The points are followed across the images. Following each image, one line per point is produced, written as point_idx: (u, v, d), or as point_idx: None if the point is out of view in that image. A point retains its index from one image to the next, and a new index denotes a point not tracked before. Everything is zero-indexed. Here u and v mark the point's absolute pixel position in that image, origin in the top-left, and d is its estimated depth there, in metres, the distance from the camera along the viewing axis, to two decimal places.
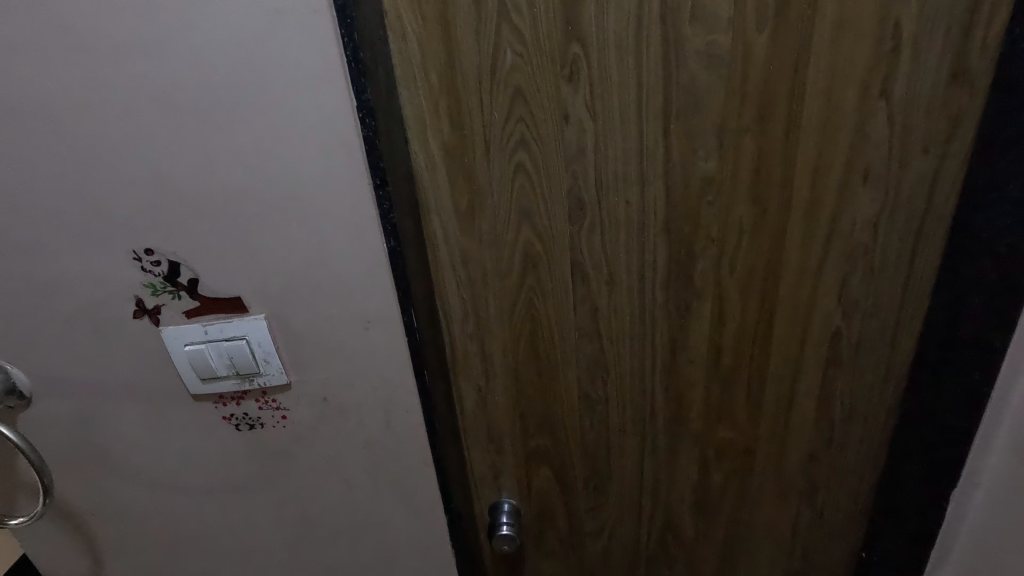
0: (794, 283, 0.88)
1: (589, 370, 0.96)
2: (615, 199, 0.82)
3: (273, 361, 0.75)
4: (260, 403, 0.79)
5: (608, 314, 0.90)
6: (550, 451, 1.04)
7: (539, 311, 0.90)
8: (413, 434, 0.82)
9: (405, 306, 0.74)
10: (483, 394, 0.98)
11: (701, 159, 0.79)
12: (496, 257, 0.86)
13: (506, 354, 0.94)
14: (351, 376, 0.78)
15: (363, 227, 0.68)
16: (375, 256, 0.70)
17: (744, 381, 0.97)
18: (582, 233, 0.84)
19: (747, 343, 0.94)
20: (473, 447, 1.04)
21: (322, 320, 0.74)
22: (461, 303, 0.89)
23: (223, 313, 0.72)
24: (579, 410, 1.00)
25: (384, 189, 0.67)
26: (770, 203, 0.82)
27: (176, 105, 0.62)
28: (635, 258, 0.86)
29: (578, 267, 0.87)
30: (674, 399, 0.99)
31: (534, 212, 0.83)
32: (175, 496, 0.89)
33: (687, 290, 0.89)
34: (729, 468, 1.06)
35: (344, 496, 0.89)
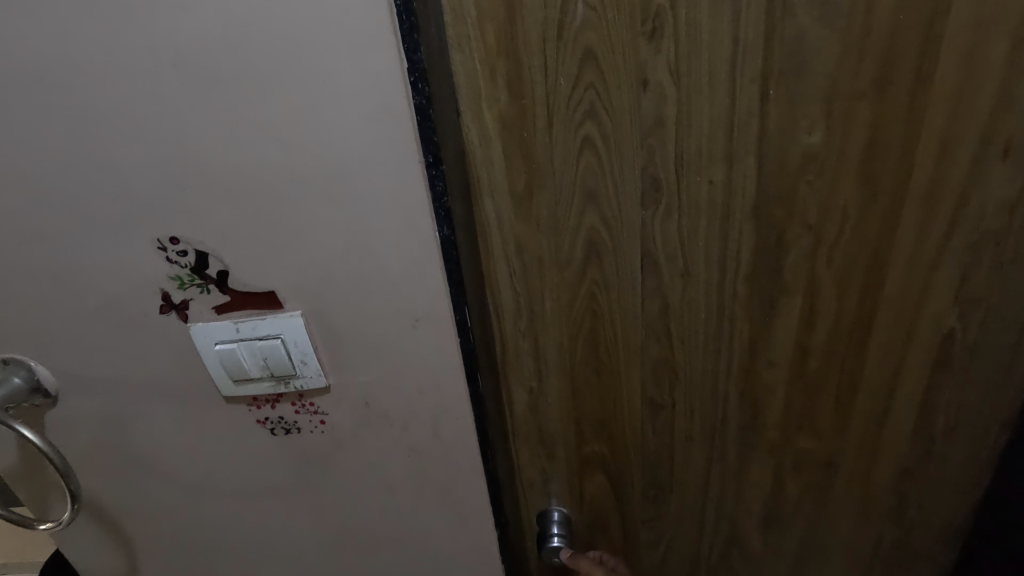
0: (903, 277, 0.76)
1: (655, 372, 0.86)
2: (697, 179, 0.71)
3: (310, 363, 0.68)
4: (296, 406, 0.72)
5: (680, 311, 0.80)
6: (607, 458, 0.95)
7: (602, 307, 0.80)
8: (463, 443, 0.74)
9: (458, 303, 0.64)
10: (535, 396, 0.89)
11: (803, 132, 0.67)
12: (556, 247, 0.76)
13: (562, 354, 0.85)
14: (395, 380, 0.69)
15: (413, 212, 0.59)
16: (425, 247, 0.61)
17: (833, 387, 0.86)
18: (655, 220, 0.74)
19: (840, 345, 0.82)
20: (521, 452, 0.95)
21: (365, 318, 0.65)
22: (514, 298, 0.80)
23: (256, 309, 0.65)
24: (641, 415, 0.90)
25: (438, 167, 0.58)
26: (882, 184, 0.70)
27: (201, 71, 0.53)
28: (716, 248, 0.75)
29: (649, 257, 0.76)
30: (750, 405, 0.88)
31: (601, 196, 0.72)
32: (208, 498, 0.84)
33: (774, 284, 0.78)
34: (807, 482, 0.95)
35: (386, 506, 0.82)
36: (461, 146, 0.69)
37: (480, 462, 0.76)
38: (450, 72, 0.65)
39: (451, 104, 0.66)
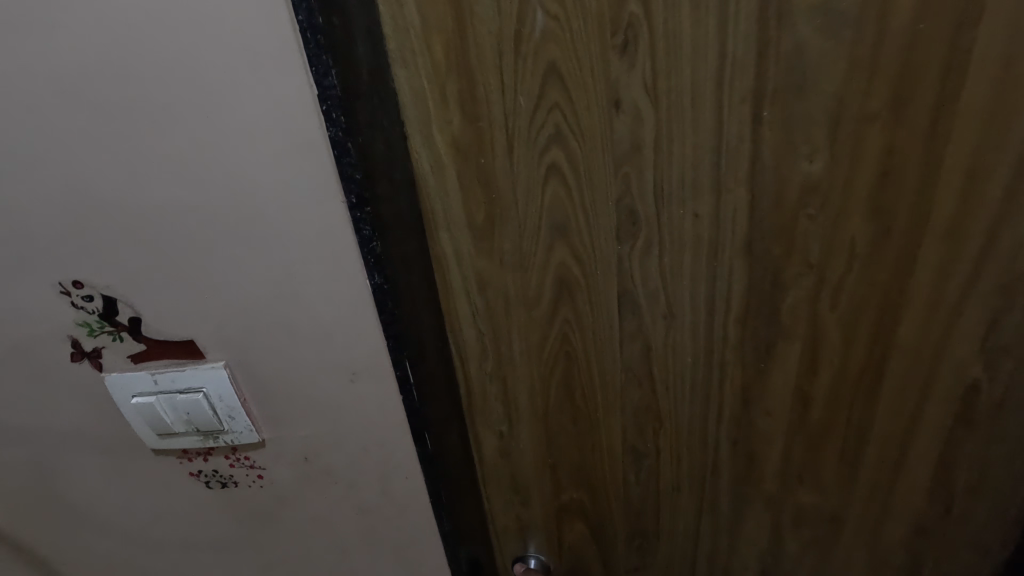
0: (919, 323, 0.66)
1: (637, 418, 0.77)
2: (680, 212, 0.62)
3: (239, 417, 0.60)
4: (230, 460, 0.65)
5: (665, 355, 0.72)
6: (586, 506, 0.87)
7: (575, 349, 0.72)
8: (416, 503, 0.66)
9: (399, 358, 0.56)
10: (506, 440, 0.81)
11: (803, 160, 0.58)
12: (522, 284, 0.67)
13: (533, 398, 0.77)
14: (335, 437, 0.62)
15: (341, 256, 0.52)
16: (357, 294, 0.53)
17: (838, 439, 0.76)
18: (634, 255, 0.65)
19: (846, 394, 0.73)
20: (493, 497, 0.88)
21: (296, 370, 0.58)
22: (478, 338, 0.72)
23: (176, 359, 0.58)
24: (623, 462, 0.82)
25: (364, 209, 0.49)
26: (896, 219, 0.60)
27: (86, 96, 0.46)
28: (704, 287, 0.66)
29: (628, 295, 0.68)
30: (744, 456, 0.79)
31: (571, 229, 0.64)
32: (147, 550, 0.77)
33: (771, 328, 0.68)
34: (808, 538, 0.86)
35: (335, 564, 0.74)
36: (410, 173, 0.61)
37: (436, 523, 0.68)
38: (393, 91, 0.57)
39: (393, 127, 0.57)
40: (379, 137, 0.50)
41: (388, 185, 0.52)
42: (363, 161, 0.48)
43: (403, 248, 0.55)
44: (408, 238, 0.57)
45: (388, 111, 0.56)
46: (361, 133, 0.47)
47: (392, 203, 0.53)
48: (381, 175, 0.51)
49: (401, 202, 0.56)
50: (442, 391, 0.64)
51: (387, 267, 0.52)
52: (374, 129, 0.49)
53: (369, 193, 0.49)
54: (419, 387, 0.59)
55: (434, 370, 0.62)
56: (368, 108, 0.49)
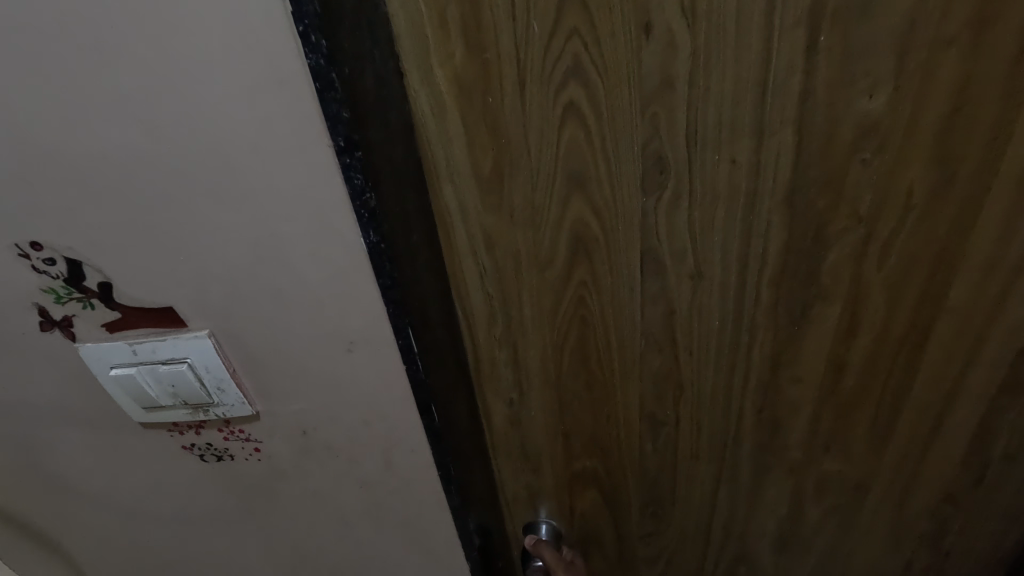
0: (974, 282, 0.60)
1: (657, 387, 0.72)
2: (715, 159, 0.54)
3: (229, 390, 0.55)
4: (224, 433, 0.61)
5: (691, 319, 0.65)
6: (599, 473, 0.83)
7: (592, 314, 0.66)
8: (423, 476, 0.62)
9: (400, 326, 0.50)
10: (516, 408, 0.77)
11: (862, 95, 0.50)
12: (534, 243, 0.61)
13: (546, 366, 0.71)
14: (334, 410, 0.57)
15: (330, 211, 0.45)
16: (350, 253, 0.47)
17: (872, 407, 0.72)
18: (660, 209, 0.58)
19: (884, 359, 0.67)
20: (502, 465, 0.84)
21: (287, 339, 0.52)
22: (487, 301, 0.66)
23: (155, 328, 0.53)
24: (639, 431, 0.77)
25: (353, 153, 0.42)
26: (961, 165, 0.53)
27: (9, 22, 0.39)
28: (737, 245, 0.59)
29: (652, 254, 0.61)
30: (769, 424, 0.75)
31: (590, 180, 0.57)
32: (145, 520, 0.75)
33: (809, 289, 0.62)
34: (830, 505, 0.82)
35: (340, 536, 0.71)
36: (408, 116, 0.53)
37: (442, 497, 0.64)
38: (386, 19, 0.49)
39: (387, 61, 0.50)
40: (370, 70, 0.43)
41: (383, 127, 0.44)
42: (353, 97, 0.41)
43: (402, 202, 0.48)
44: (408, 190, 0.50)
45: (380, 42, 0.48)
46: (348, 63, 0.40)
47: (388, 149, 0.45)
48: (375, 114, 0.43)
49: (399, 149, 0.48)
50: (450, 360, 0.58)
51: (385, 223, 0.45)
52: (364, 59, 0.42)
53: (360, 134, 0.42)
54: (424, 358, 0.53)
55: (441, 338, 0.56)
56: (357, 33, 0.41)
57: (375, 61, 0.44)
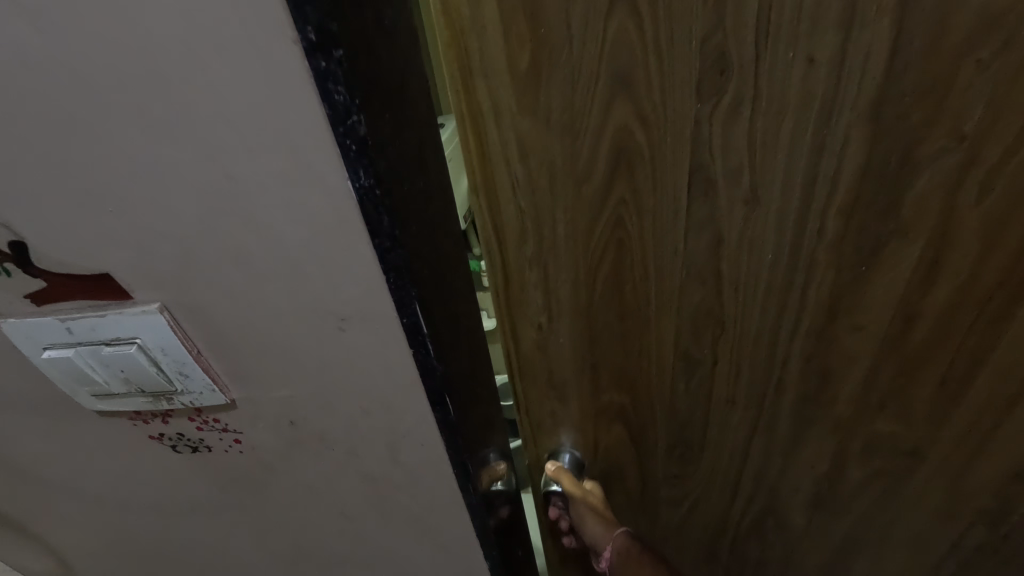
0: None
1: (696, 320, 0.63)
2: (788, 55, 0.45)
3: (194, 374, 0.45)
4: (197, 423, 0.51)
5: (743, 249, 0.57)
6: (628, 411, 0.74)
7: (630, 238, 0.58)
8: (436, 473, 0.52)
9: (404, 299, 0.39)
10: (544, 335, 0.68)
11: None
12: (571, 153, 0.53)
13: (576, 296, 0.63)
14: (325, 398, 0.46)
15: (303, 141, 0.32)
16: (332, 203, 0.35)
17: (943, 365, 0.62)
18: (716, 119, 0.49)
19: (966, 310, 0.58)
20: (527, 389, 0.74)
21: (258, 313, 0.41)
22: (519, 215, 0.57)
23: (93, 301, 0.42)
24: (674, 369, 0.69)
25: (331, 54, 0.29)
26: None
27: None
28: (805, 163, 0.50)
29: (701, 172, 0.53)
30: (821, 377, 0.66)
31: (636, 80, 0.49)
32: (121, 509, 0.66)
33: (886, 221, 0.53)
34: (876, 470, 0.75)
35: (339, 529, 0.62)
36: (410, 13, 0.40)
37: (460, 496, 0.54)
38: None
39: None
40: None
41: (366, 21, 0.32)
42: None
43: (396, 131, 0.36)
44: (407, 113, 0.38)
45: None
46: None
47: (374, 54, 0.33)
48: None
49: (395, 56, 0.36)
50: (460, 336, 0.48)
51: (378, 159, 0.33)
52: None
53: (337, 26, 0.29)
54: (435, 339, 0.42)
55: (450, 308, 0.46)
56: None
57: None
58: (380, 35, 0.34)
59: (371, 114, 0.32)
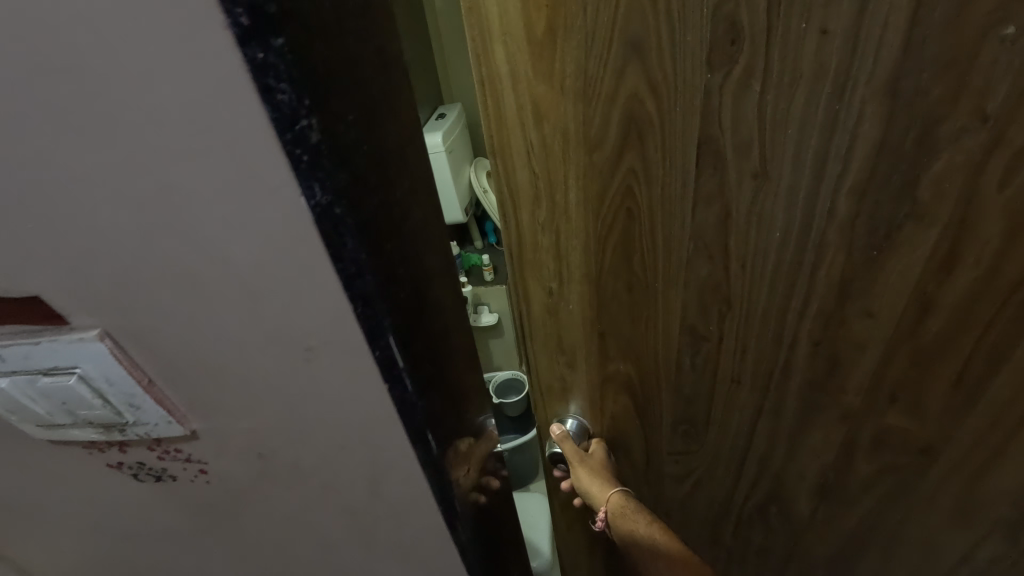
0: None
1: (704, 293, 0.60)
2: (800, 23, 0.43)
3: (144, 406, 0.40)
4: (157, 452, 0.46)
5: (750, 227, 0.54)
6: (635, 382, 0.69)
7: (642, 207, 0.55)
8: (417, 507, 0.48)
9: (376, 323, 0.33)
10: (553, 304, 0.64)
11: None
12: (584, 119, 0.51)
13: (584, 264, 0.60)
14: (296, 432, 0.41)
15: (244, 143, 0.26)
16: (287, 222, 0.29)
17: (957, 363, 0.58)
18: (726, 90, 0.47)
19: (983, 306, 0.54)
20: (536, 351, 0.69)
21: (213, 343, 0.36)
22: (532, 181, 0.56)
23: (25, 328, 0.37)
24: (681, 344, 0.65)
25: (270, 42, 0.24)
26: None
27: None
28: (815, 142, 0.48)
29: (708, 146, 0.51)
30: (827, 367, 0.63)
31: (648, 43, 0.47)
32: (87, 534, 0.61)
33: (902, 203, 0.50)
34: (876, 469, 0.71)
35: (321, 557, 0.58)
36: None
37: (444, 530, 0.50)
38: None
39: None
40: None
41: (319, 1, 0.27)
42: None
43: (364, 131, 0.31)
44: (382, 107, 0.33)
45: None
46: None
47: (334, 40, 0.28)
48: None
49: (364, 41, 0.31)
50: (443, 358, 0.43)
51: (334, 171, 0.28)
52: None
53: (276, 7, 0.24)
54: (411, 371, 0.38)
55: (431, 330, 0.41)
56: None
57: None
58: (338, 22, 0.28)
59: (326, 113, 0.27)
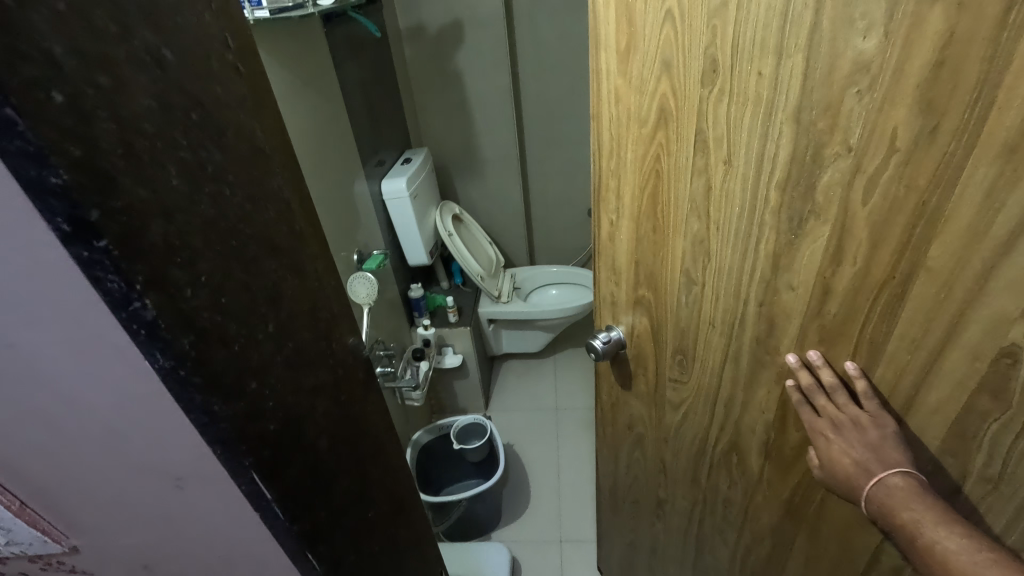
0: (978, 217, 0.30)
1: (702, 256, 0.46)
2: (751, 58, 0.35)
3: (16, 527, 0.37)
4: (43, 563, 0.41)
5: (721, 205, 0.42)
6: (659, 320, 0.55)
7: (671, 172, 0.45)
8: None
9: (240, 467, 0.30)
10: (613, 238, 0.54)
11: (857, 31, 0.30)
12: (638, 84, 0.43)
13: (636, 211, 0.50)
14: (180, 548, 0.38)
15: (85, 320, 0.24)
16: (137, 378, 0.26)
17: (847, 350, 0.40)
18: (710, 103, 0.39)
19: (856, 312, 0.38)
20: (600, 280, 0.59)
21: (80, 469, 0.32)
22: (611, 134, 0.48)
23: None
24: (683, 303, 0.51)
25: (95, 243, 0.21)
26: (963, 67, 0.28)
27: None
28: (757, 143, 0.38)
29: (697, 134, 0.41)
30: (763, 334, 0.46)
31: (672, 26, 0.38)
32: None
33: (804, 200, 0.37)
34: (795, 468, 0.51)
35: None
36: (268, 113, 0.34)
37: None
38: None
39: (213, 24, 0.28)
40: (136, 67, 0.23)
41: (163, 167, 0.24)
42: (78, 124, 0.20)
43: (221, 283, 0.28)
44: (247, 248, 0.30)
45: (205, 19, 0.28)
46: (35, 60, 0.19)
47: (186, 206, 0.26)
48: (144, 145, 0.23)
49: (226, 188, 0.29)
50: (333, 466, 0.40)
51: (180, 334, 0.25)
52: (110, 37, 0.22)
53: (99, 212, 0.21)
54: (286, 499, 0.34)
55: (318, 444, 0.38)
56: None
57: (158, 32, 0.24)
58: (198, 187, 0.27)
59: (169, 287, 0.25)
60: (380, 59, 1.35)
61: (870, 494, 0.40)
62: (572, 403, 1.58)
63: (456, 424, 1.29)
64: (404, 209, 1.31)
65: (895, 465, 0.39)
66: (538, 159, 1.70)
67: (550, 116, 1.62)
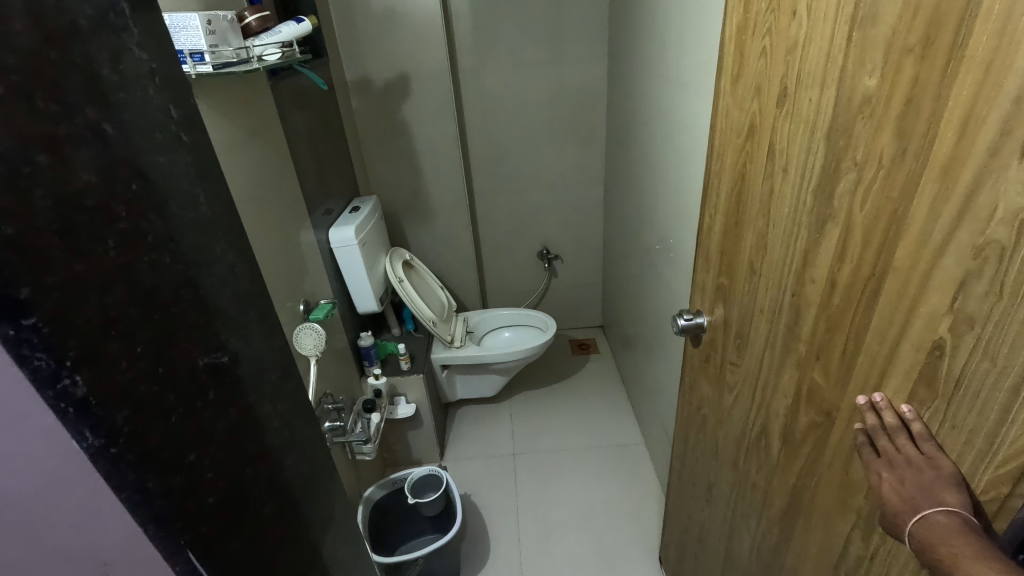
0: (925, 224, 0.33)
1: (760, 244, 0.53)
2: (807, 86, 0.42)
3: None
4: None
5: (778, 207, 0.49)
6: (728, 303, 0.62)
7: (751, 175, 0.53)
8: None
9: (173, 547, 0.29)
10: (709, 224, 0.65)
11: (867, 71, 0.36)
12: (738, 104, 0.53)
13: (727, 206, 0.59)
14: None
15: (9, 400, 0.23)
16: (64, 458, 0.25)
17: (842, 339, 0.43)
18: (777, 120, 0.47)
19: (846, 316, 0.42)
20: (698, 261, 0.70)
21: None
22: (717, 142, 0.59)
23: None
24: (746, 288, 0.57)
25: (22, 321, 0.21)
26: (924, 104, 0.32)
27: None
28: (802, 156, 0.44)
29: (769, 147, 0.49)
30: (791, 322, 0.49)
31: (765, 61, 0.48)
32: None
33: (827, 205, 0.42)
34: (801, 452, 0.52)
35: None
36: (215, 179, 0.34)
37: None
38: (165, 29, 0.31)
39: (157, 97, 0.29)
40: (78, 142, 0.23)
41: (101, 239, 0.24)
42: (12, 203, 0.20)
43: (160, 351, 0.28)
44: (188, 314, 0.30)
45: (145, 82, 0.28)
46: None
47: (125, 277, 0.26)
48: (82, 219, 0.23)
49: (166, 255, 0.28)
50: (275, 533, 0.38)
51: (113, 410, 0.25)
52: (49, 116, 0.22)
53: (30, 289, 0.21)
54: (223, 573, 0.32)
55: (259, 514, 0.36)
56: (26, 60, 0.21)
57: (99, 106, 0.25)
58: (139, 249, 0.27)
59: (100, 360, 0.24)
60: (326, 109, 1.36)
61: (912, 531, 0.36)
62: (533, 445, 1.57)
63: (410, 478, 1.23)
64: (351, 257, 1.29)
65: (945, 503, 0.35)
66: (489, 205, 1.75)
67: (501, 164, 1.68)
